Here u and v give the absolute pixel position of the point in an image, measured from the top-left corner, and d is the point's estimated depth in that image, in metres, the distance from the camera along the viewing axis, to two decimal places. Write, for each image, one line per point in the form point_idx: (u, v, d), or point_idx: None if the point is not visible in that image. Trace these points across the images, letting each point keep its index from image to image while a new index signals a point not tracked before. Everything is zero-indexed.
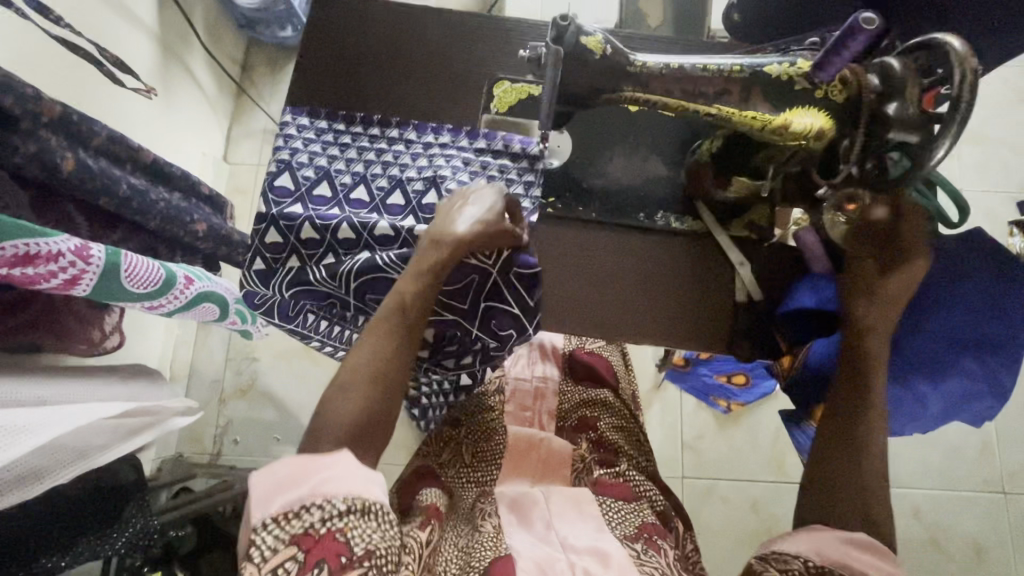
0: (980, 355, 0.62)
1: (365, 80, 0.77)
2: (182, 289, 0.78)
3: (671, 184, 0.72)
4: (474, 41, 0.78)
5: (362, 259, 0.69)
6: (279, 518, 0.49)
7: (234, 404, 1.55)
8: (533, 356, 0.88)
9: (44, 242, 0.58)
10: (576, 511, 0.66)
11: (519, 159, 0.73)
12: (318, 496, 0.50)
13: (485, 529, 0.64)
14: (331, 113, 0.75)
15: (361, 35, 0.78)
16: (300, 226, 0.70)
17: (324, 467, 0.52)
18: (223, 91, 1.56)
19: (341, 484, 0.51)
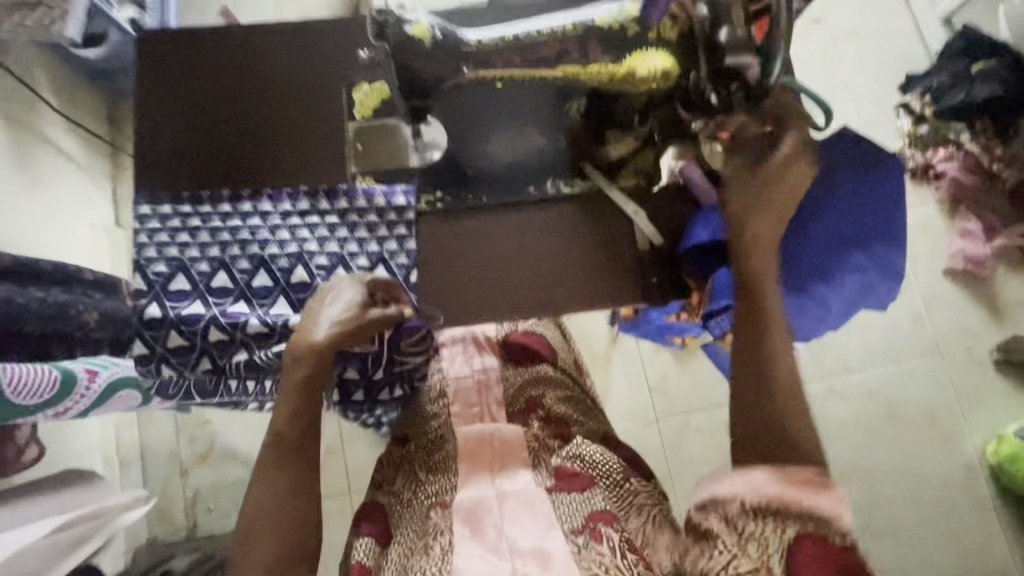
0: (866, 247, 0.66)
1: (212, 124, 0.73)
2: (87, 386, 0.76)
3: (553, 151, 0.72)
4: (322, 53, 0.75)
5: (239, 361, 0.70)
6: None
7: (198, 472, 1.51)
8: (470, 351, 0.87)
9: None
10: (526, 515, 0.64)
11: (386, 212, 0.70)
12: None
13: (434, 551, 0.62)
14: (191, 184, 0.72)
15: (196, 80, 0.74)
16: (167, 334, 0.68)
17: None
18: (95, 156, 1.45)
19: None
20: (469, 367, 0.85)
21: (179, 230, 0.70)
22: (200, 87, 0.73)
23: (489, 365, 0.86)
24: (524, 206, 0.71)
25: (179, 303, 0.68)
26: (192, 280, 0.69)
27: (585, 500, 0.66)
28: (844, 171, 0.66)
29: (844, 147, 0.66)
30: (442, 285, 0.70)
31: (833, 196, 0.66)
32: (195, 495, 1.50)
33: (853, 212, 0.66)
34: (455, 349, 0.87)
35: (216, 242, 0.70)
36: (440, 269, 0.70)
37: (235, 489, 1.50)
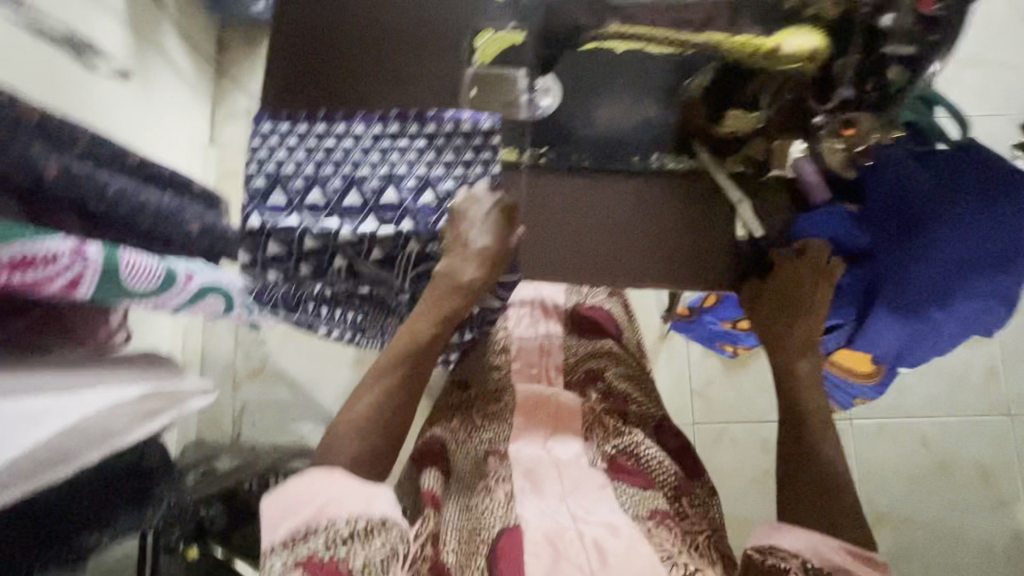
0: (992, 274, 0.60)
1: (332, 55, 0.76)
2: (183, 286, 0.76)
3: (661, 124, 0.71)
4: None
5: (338, 270, 0.72)
6: (286, 543, 0.52)
7: (248, 387, 1.61)
8: (536, 315, 0.88)
9: (37, 245, 0.59)
10: (585, 484, 0.65)
11: (472, 136, 0.70)
12: (321, 517, 0.53)
13: (497, 496, 0.63)
14: (297, 104, 0.75)
15: (322, 9, 0.76)
16: (264, 245, 0.71)
17: (320, 492, 0.54)
18: (201, 75, 1.53)
19: (341, 505, 0.53)
20: (534, 331, 0.87)
21: (278, 146, 0.73)
22: (328, 11, 0.76)
23: (551, 331, 0.87)
24: (621, 172, 0.71)
25: (277, 215, 0.71)
26: (290, 196, 0.71)
27: (646, 495, 0.67)
28: (968, 185, 0.61)
29: (977, 159, 0.61)
30: (527, 243, 0.71)
31: (959, 214, 0.61)
32: (242, 407, 1.59)
33: (981, 233, 0.60)
34: (522, 309, 0.89)
35: (315, 159, 0.72)
36: (536, 232, 0.71)
37: (279, 409, 1.59)
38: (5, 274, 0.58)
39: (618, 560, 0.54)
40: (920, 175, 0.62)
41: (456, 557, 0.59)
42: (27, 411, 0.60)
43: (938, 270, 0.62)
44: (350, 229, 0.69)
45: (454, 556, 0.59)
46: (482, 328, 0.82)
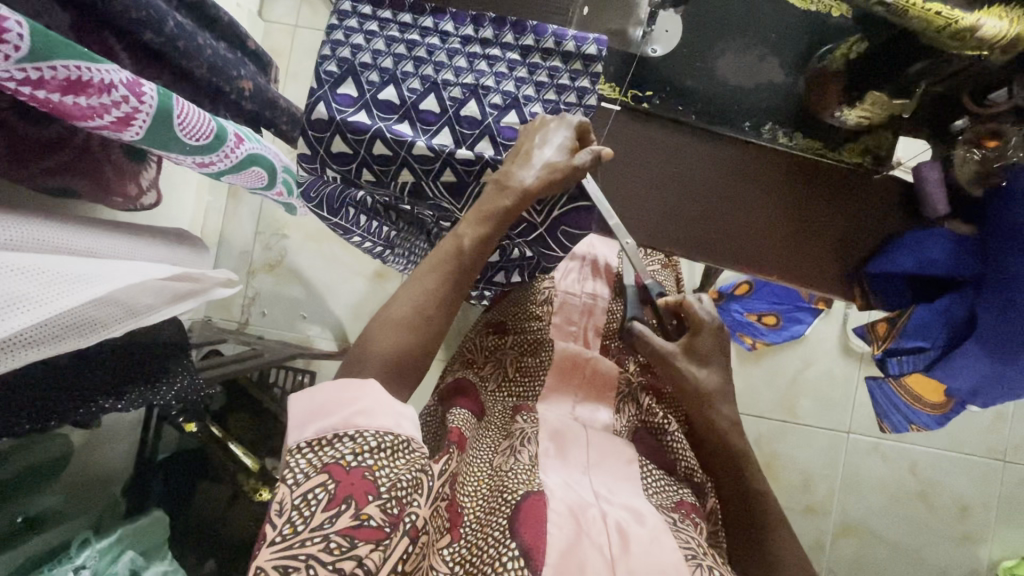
0: None
1: None
2: (232, 148, 0.75)
3: (784, 93, 0.63)
4: None
5: (405, 182, 0.67)
6: (313, 443, 0.45)
7: (262, 277, 1.58)
8: (585, 272, 0.83)
9: (95, 69, 0.54)
10: (613, 462, 0.63)
11: (571, 60, 0.64)
12: (351, 427, 0.46)
13: (522, 457, 0.59)
14: None
15: None
16: (330, 140, 0.66)
17: (353, 399, 0.47)
18: None
19: (374, 418, 0.46)
20: (581, 286, 0.82)
21: (356, 30, 0.65)
22: None
23: (601, 290, 0.82)
24: (727, 138, 0.65)
25: (352, 110, 0.65)
26: (368, 91, 0.65)
27: (674, 488, 0.65)
28: None
29: None
30: (610, 197, 0.65)
31: None
32: (254, 297, 1.57)
33: None
34: (579, 266, 0.84)
35: (399, 53, 0.65)
36: (622, 186, 0.66)
37: (289, 305, 1.57)
38: (55, 93, 0.54)
39: (641, 545, 0.51)
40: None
41: (474, 503, 0.53)
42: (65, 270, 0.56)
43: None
44: (427, 140, 0.65)
45: (474, 511, 0.52)
46: (532, 274, 0.79)
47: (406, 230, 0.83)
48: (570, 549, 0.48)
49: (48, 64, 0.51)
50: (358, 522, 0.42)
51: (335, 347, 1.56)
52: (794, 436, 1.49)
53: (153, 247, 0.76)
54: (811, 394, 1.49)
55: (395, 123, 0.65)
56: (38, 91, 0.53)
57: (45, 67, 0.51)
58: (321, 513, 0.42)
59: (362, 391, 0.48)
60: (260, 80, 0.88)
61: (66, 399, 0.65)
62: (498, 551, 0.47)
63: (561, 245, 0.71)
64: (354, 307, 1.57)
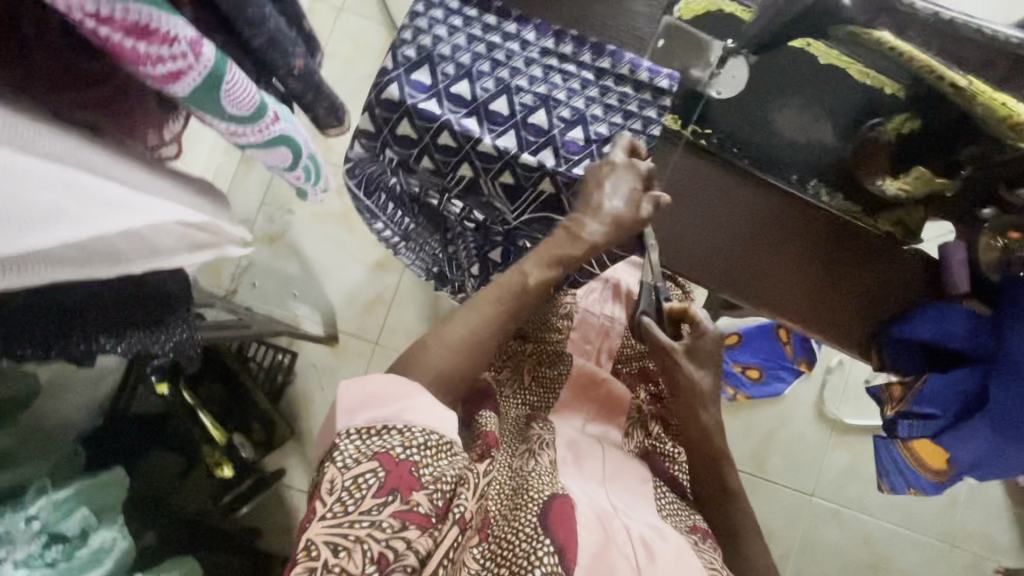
0: None
1: None
2: (267, 126, 0.71)
3: (832, 155, 0.66)
4: None
5: (462, 176, 0.68)
6: (362, 431, 0.46)
7: (259, 248, 1.54)
8: (605, 294, 0.84)
9: (166, 20, 0.53)
10: (627, 480, 0.63)
11: (642, 89, 0.66)
12: (400, 421, 0.47)
13: (542, 461, 0.59)
14: None
15: None
16: (396, 122, 0.66)
17: (405, 395, 0.48)
18: None
19: (420, 415, 0.48)
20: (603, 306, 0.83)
21: (440, 24, 0.67)
22: None
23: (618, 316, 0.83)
24: (774, 188, 0.67)
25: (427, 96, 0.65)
26: (445, 81, 0.65)
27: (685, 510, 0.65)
28: None
29: None
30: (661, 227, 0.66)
31: None
32: (247, 268, 1.53)
33: None
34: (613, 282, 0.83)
35: (480, 53, 0.67)
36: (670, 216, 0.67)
37: (282, 281, 1.54)
38: (118, 35, 0.51)
39: (667, 561, 0.50)
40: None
41: (500, 504, 0.51)
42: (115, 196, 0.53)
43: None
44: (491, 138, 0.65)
45: (501, 509, 0.51)
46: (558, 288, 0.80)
47: (427, 228, 0.85)
48: (599, 554, 0.48)
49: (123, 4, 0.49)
50: (406, 511, 0.42)
51: (321, 331, 1.52)
52: (758, 491, 1.51)
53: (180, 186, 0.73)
54: (782, 453, 1.53)
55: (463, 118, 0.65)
56: (102, 28, 0.50)
57: (117, 5, 0.49)
58: (371, 499, 0.42)
59: (414, 393, 0.49)
60: (312, 58, 0.87)
61: (65, 335, 0.63)
62: (532, 547, 0.46)
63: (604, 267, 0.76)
64: (348, 295, 1.54)
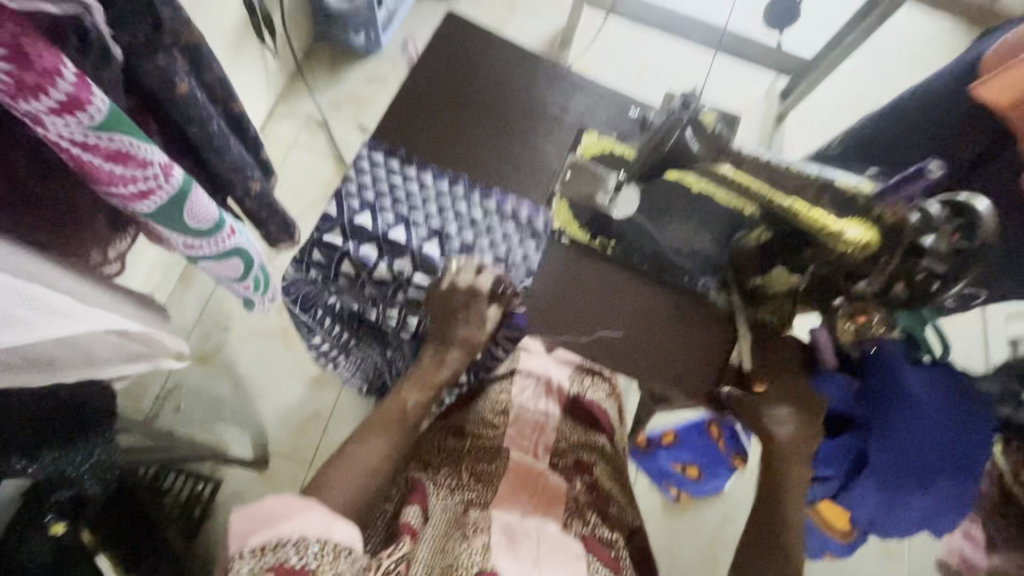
0: (955, 476, 0.70)
1: (445, 108, 0.84)
2: (223, 239, 0.80)
3: (712, 260, 0.81)
4: (557, 80, 0.87)
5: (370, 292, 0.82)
6: (256, 551, 0.54)
7: (189, 368, 1.48)
8: (538, 390, 0.90)
9: (142, 147, 0.60)
10: (560, 554, 0.66)
11: (524, 226, 0.82)
12: (294, 534, 0.55)
13: (474, 542, 0.63)
14: (380, 137, 0.83)
15: (448, 67, 0.86)
16: (308, 249, 0.80)
17: (295, 512, 0.57)
18: (282, 72, 1.75)
19: (312, 525, 0.56)
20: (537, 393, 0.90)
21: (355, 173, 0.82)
22: (458, 63, 0.86)
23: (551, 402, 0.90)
24: (670, 287, 0.80)
25: (337, 227, 0.79)
26: (354, 213, 0.80)
27: None
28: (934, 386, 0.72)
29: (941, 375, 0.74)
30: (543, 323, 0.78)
31: (926, 413, 0.71)
32: (174, 387, 1.46)
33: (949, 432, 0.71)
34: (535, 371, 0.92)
35: (388, 188, 0.81)
36: (566, 311, 0.78)
37: (211, 402, 1.47)
38: (98, 158, 0.59)
39: None
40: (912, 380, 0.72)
41: None
42: (56, 302, 0.54)
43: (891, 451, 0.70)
44: (396, 257, 0.79)
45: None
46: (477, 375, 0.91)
47: (364, 339, 0.93)
48: None
49: (108, 134, 0.57)
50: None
51: (250, 454, 1.43)
52: None
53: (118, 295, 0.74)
54: (730, 553, 1.53)
55: (370, 241, 0.79)
56: (84, 153, 0.58)
57: (104, 136, 0.57)
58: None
59: (302, 509, 0.58)
60: (266, 183, 0.97)
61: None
62: None
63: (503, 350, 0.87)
64: (283, 414, 1.48)
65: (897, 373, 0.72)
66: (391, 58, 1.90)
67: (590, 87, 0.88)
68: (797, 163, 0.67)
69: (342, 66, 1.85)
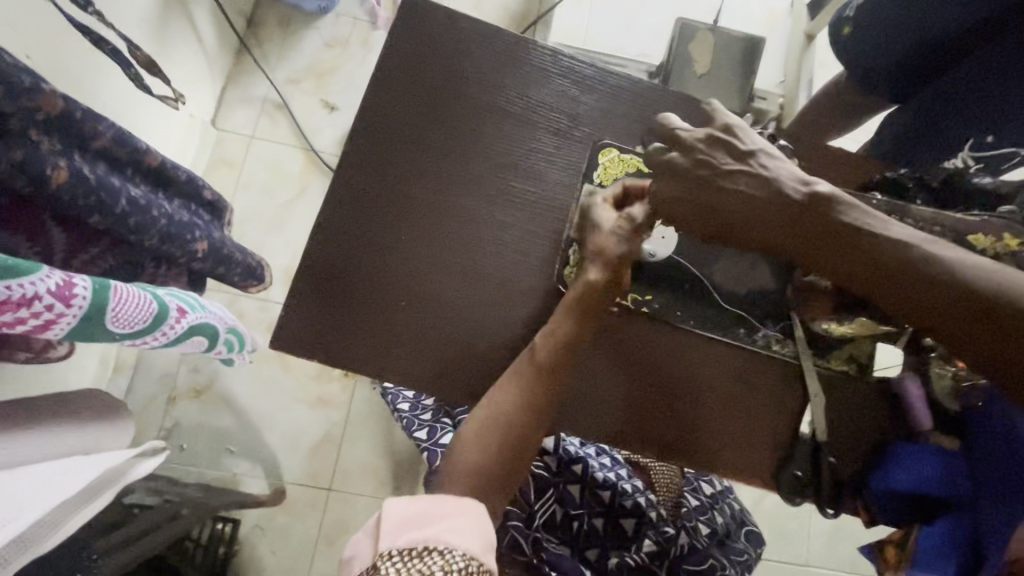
0: None
1: (420, 164, 0.64)
2: (172, 325, 0.68)
3: (774, 297, 0.65)
4: (554, 81, 0.67)
5: None
6: (404, 551, 0.46)
7: (184, 405, 1.39)
8: (621, 530, 0.71)
9: (21, 284, 0.49)
10: None
11: (522, 510, 0.70)
12: (441, 542, 0.47)
13: None
14: (347, 231, 0.62)
15: (416, 93, 0.65)
16: None
17: (448, 514, 0.49)
18: (223, 46, 1.49)
19: (460, 535, 0.48)
20: (602, 468, 0.75)
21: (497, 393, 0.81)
22: (430, 83, 0.65)
23: (625, 484, 0.74)
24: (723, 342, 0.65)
25: (303, 333, 0.60)
26: (324, 308, 0.61)
27: None
28: None
29: None
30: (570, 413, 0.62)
31: None
32: (172, 428, 1.37)
33: None
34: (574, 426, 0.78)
35: (363, 266, 0.62)
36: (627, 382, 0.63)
37: (214, 438, 1.38)
38: None
39: None
40: None
41: None
42: None
43: None
44: (388, 357, 0.61)
45: None
46: (568, 499, 0.72)
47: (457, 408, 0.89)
48: None
49: None
50: None
51: (265, 488, 1.36)
52: None
53: (33, 444, 0.61)
54: (782, 529, 1.46)
55: (352, 342, 0.60)
56: None
57: None
58: None
59: (458, 509, 0.50)
60: (218, 234, 0.81)
61: None
62: None
63: (591, 498, 0.72)
64: (292, 440, 1.40)
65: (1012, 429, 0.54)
66: (348, 13, 1.60)
67: (596, 82, 0.68)
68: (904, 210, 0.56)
69: (294, 28, 1.57)
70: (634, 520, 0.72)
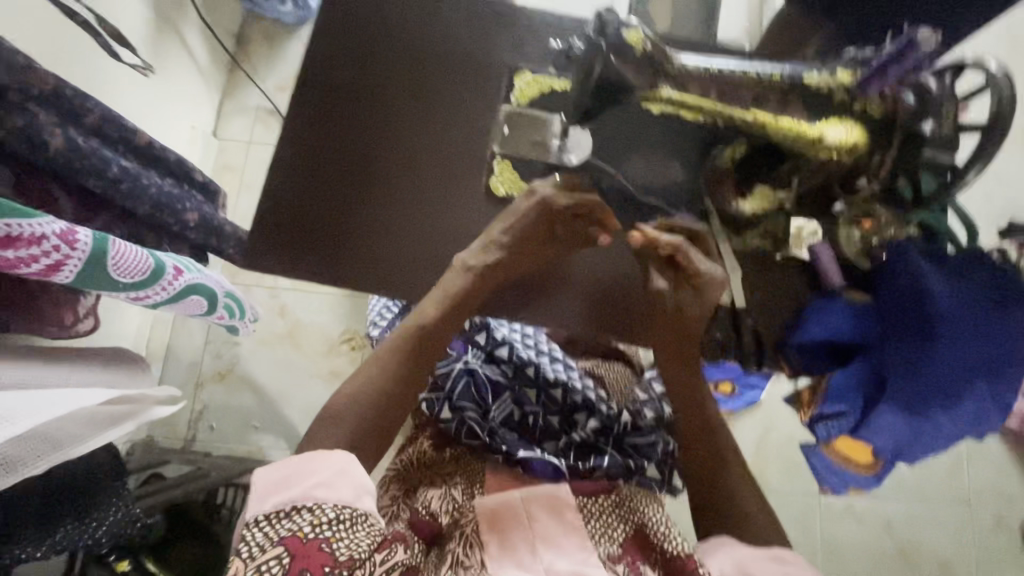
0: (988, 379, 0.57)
1: (364, 105, 0.74)
2: (170, 281, 0.78)
3: (688, 188, 0.71)
4: (473, 23, 0.76)
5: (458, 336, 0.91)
6: (269, 516, 0.55)
7: (211, 388, 1.52)
8: (575, 420, 0.78)
9: (28, 224, 0.60)
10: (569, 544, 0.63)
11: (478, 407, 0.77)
12: (308, 498, 0.56)
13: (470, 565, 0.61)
14: (305, 166, 0.72)
15: (356, 46, 0.75)
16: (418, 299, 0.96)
17: (315, 474, 0.57)
18: (217, 64, 1.64)
19: (331, 490, 0.56)
20: (555, 370, 0.81)
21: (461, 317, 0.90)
22: (366, 37, 0.75)
23: (575, 383, 0.80)
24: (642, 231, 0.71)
25: (274, 255, 0.70)
26: (290, 233, 0.70)
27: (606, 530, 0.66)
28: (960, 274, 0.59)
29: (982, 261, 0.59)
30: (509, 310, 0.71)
31: (951, 320, 0.57)
32: (202, 410, 1.51)
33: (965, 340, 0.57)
34: (529, 339, 0.85)
35: (322, 195, 0.71)
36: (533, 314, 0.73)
37: (239, 415, 1.51)
38: None
39: None
40: (938, 283, 0.58)
41: None
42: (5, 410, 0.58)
43: (939, 372, 0.58)
44: (348, 271, 0.70)
45: None
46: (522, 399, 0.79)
47: None
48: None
49: None
50: None
51: None
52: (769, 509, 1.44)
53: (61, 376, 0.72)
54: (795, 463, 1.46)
55: (316, 261, 0.70)
56: None
57: None
58: None
59: (324, 457, 0.58)
60: (211, 208, 0.92)
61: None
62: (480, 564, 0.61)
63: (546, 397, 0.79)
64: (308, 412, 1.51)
65: (916, 276, 0.59)
66: None
67: (510, 21, 0.76)
68: (747, 66, 0.58)
69: (279, 40, 1.71)
70: (585, 412, 0.78)
